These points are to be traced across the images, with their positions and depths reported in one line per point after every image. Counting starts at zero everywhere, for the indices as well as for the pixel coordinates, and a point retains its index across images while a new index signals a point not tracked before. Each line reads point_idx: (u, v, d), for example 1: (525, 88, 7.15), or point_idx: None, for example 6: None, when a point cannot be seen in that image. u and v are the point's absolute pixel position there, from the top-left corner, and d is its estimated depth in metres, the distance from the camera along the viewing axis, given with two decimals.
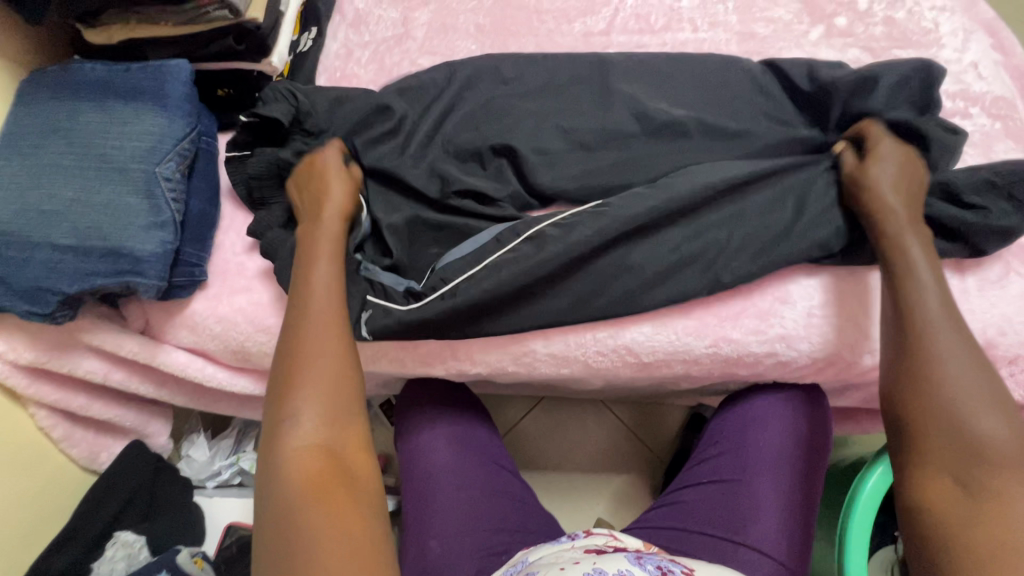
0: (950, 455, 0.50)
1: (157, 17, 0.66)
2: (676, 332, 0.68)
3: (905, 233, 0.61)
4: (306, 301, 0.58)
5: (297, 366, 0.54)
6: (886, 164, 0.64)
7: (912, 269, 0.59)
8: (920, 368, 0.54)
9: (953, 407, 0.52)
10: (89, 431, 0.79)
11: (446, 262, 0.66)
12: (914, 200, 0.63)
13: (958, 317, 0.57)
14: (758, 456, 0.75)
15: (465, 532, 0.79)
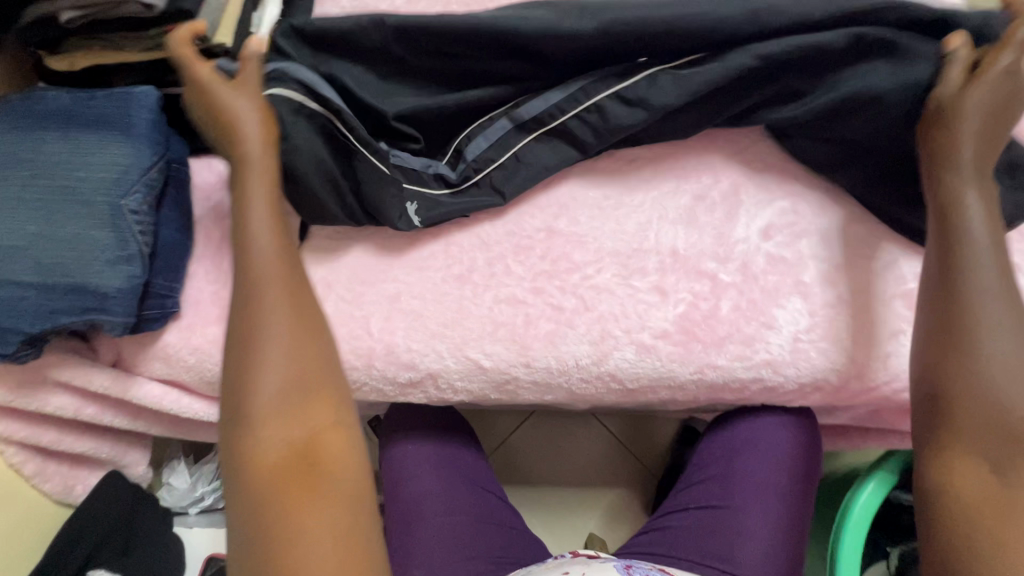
0: (984, 448, 0.48)
1: (122, 44, 0.65)
2: (661, 359, 0.66)
3: (966, 188, 0.55)
4: (256, 275, 0.54)
5: (247, 353, 0.51)
6: (982, 99, 0.56)
7: (965, 230, 0.53)
8: (970, 347, 0.50)
9: (1001, 385, 0.49)
10: (63, 464, 0.77)
11: (475, 152, 0.70)
12: (992, 148, 0.57)
13: (1011, 278, 0.52)
14: (745, 481, 0.74)
15: (450, 561, 0.77)
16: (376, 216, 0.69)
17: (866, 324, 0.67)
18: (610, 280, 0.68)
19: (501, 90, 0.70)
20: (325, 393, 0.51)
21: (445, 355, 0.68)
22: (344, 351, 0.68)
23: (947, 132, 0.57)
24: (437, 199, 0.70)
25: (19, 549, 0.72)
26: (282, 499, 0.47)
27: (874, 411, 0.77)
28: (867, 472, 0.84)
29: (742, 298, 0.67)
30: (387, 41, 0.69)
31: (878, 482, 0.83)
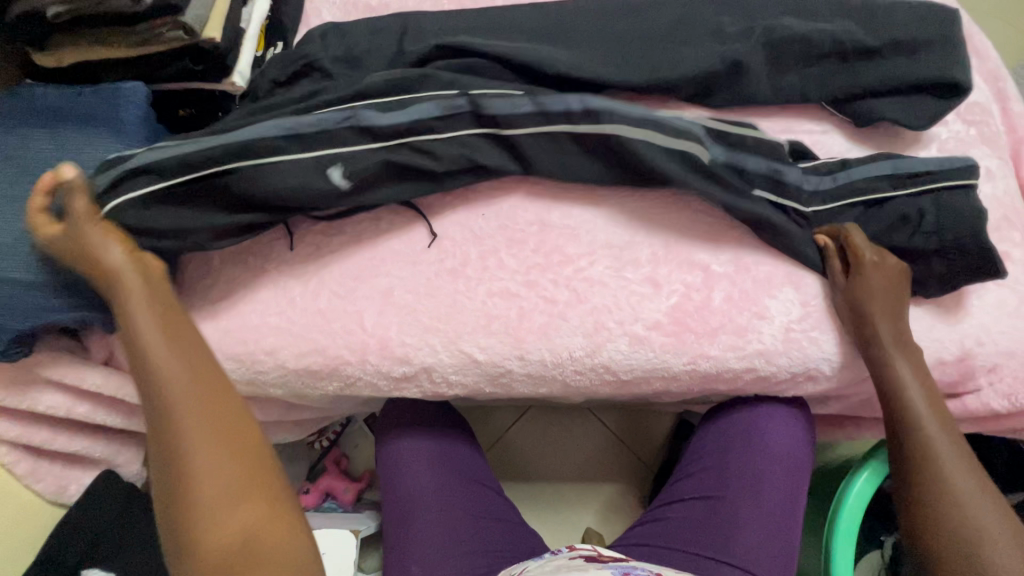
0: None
1: (109, 38, 0.64)
2: (654, 350, 0.66)
3: (896, 362, 0.63)
4: (150, 388, 0.54)
5: (170, 442, 0.52)
6: (876, 289, 0.64)
7: (908, 397, 0.63)
8: (929, 498, 0.60)
9: (966, 522, 0.58)
10: (56, 464, 0.77)
11: (405, 117, 0.66)
12: (899, 318, 0.64)
13: (950, 423, 0.63)
14: (739, 472, 0.74)
15: (446, 556, 0.77)
16: (291, 187, 0.64)
17: None
18: (603, 273, 0.68)
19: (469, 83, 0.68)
20: (253, 463, 0.54)
21: (440, 349, 0.68)
22: (338, 346, 0.68)
23: (868, 321, 0.64)
24: (352, 154, 0.65)
25: (13, 548, 0.71)
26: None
27: (867, 401, 0.77)
28: (861, 462, 0.85)
29: (735, 289, 0.67)
30: (354, 47, 0.72)
31: (872, 472, 0.84)
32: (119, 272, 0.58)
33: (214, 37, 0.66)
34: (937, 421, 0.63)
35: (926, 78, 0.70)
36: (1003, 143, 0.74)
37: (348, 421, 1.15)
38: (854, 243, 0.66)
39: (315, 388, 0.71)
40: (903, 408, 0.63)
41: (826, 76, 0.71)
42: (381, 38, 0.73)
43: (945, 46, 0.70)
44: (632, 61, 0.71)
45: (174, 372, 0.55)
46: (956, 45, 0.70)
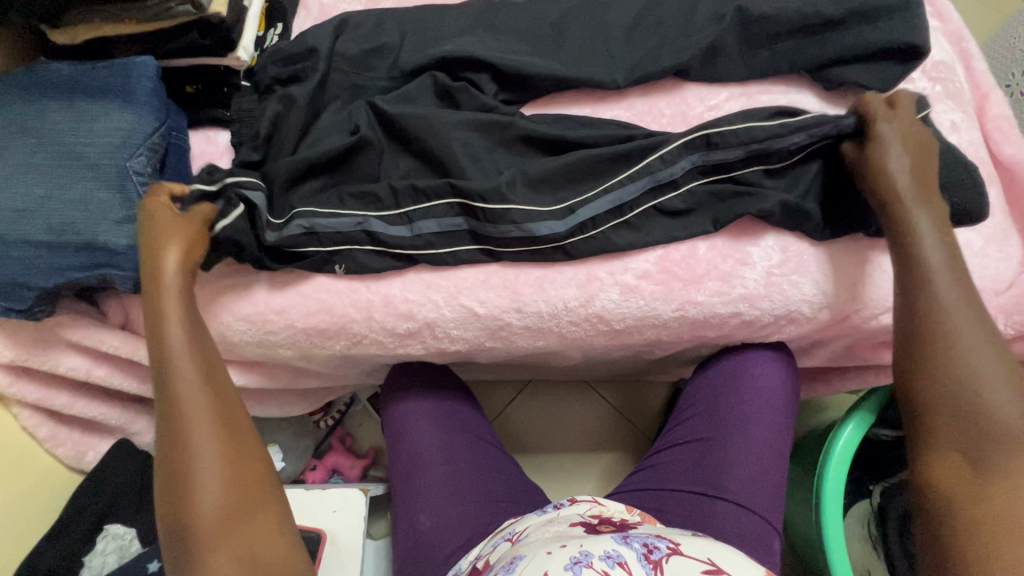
0: (956, 436, 0.55)
1: (120, 14, 0.68)
2: (644, 299, 0.70)
3: (909, 213, 0.63)
4: (173, 398, 0.55)
5: (184, 451, 0.53)
6: (891, 150, 0.64)
7: (918, 252, 0.62)
8: (941, 344, 0.58)
9: (970, 377, 0.56)
10: (75, 430, 0.80)
11: (421, 212, 0.70)
12: (918, 169, 0.64)
13: (965, 279, 0.60)
14: (729, 415, 0.78)
15: (452, 507, 0.80)
16: (299, 257, 0.70)
17: (835, 259, 0.71)
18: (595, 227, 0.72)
19: (463, 118, 0.73)
20: (257, 491, 0.54)
21: (442, 304, 0.71)
22: (344, 304, 0.71)
23: (877, 174, 0.65)
24: (359, 255, 0.70)
25: (40, 504, 0.75)
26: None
27: (848, 348, 0.82)
28: (846, 414, 0.87)
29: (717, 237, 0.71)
30: (357, 54, 0.76)
31: (856, 422, 0.86)
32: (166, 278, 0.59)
33: (221, 11, 0.71)
34: (942, 252, 0.61)
35: (886, 45, 0.73)
36: (968, 99, 0.78)
37: (353, 399, 1.18)
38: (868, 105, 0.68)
39: (322, 347, 0.75)
40: (912, 252, 0.62)
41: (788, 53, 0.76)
42: (377, 50, 0.77)
43: (901, 11, 0.73)
44: (605, 44, 0.77)
45: (196, 391, 0.55)
46: (913, 9, 0.73)
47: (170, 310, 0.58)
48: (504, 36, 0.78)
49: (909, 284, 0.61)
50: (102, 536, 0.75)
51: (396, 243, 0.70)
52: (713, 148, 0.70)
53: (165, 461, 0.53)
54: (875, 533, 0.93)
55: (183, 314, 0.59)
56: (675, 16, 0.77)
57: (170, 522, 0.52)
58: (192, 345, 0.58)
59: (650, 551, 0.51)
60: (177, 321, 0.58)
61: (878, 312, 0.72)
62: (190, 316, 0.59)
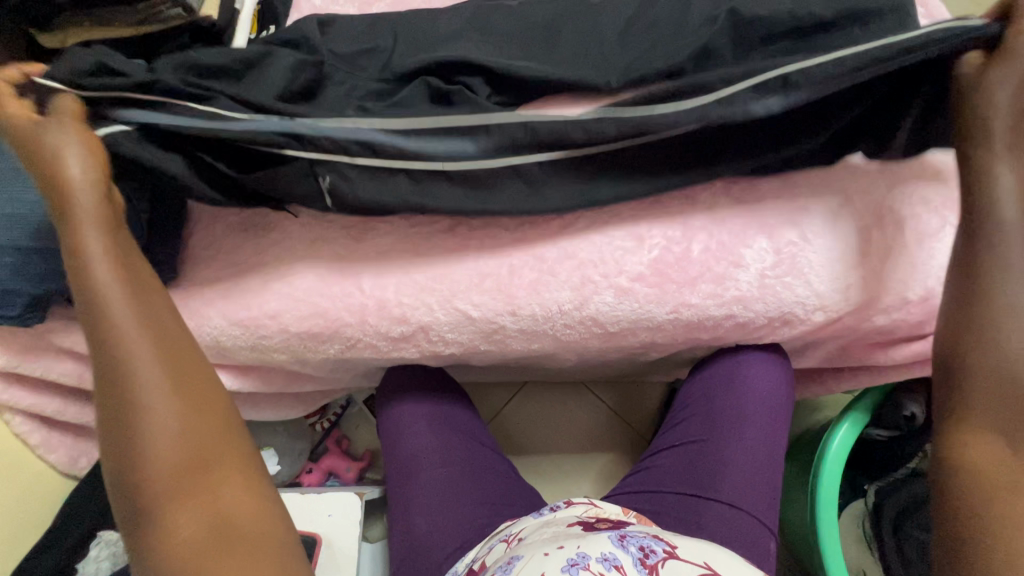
0: (1006, 414, 0.49)
1: (110, 18, 0.68)
2: (638, 302, 0.70)
3: (998, 161, 0.53)
4: (115, 351, 0.50)
5: (122, 389, 0.49)
6: (1005, 80, 0.53)
7: (1000, 203, 0.53)
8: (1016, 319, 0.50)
9: None
10: (68, 435, 0.80)
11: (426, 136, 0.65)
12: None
13: None
14: (723, 416, 0.78)
15: (448, 510, 0.80)
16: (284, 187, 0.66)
17: (830, 260, 0.71)
18: (588, 229, 0.72)
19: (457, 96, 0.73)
20: (221, 446, 0.50)
21: (436, 307, 0.71)
22: (338, 308, 0.71)
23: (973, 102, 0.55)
24: (353, 179, 0.66)
25: (34, 510, 0.75)
26: (202, 565, 0.45)
27: (842, 349, 0.82)
28: (841, 414, 0.88)
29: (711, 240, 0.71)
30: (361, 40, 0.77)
31: (851, 423, 0.87)
32: (80, 197, 0.54)
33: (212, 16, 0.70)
34: None
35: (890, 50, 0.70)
36: None
37: (350, 402, 1.18)
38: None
39: (316, 351, 0.74)
40: (997, 197, 0.53)
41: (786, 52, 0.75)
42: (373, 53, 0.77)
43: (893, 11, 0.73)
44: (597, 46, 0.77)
45: (140, 342, 0.50)
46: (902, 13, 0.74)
47: (89, 232, 0.53)
48: (497, 39, 0.78)
49: (989, 236, 0.53)
50: (94, 543, 0.73)
51: (392, 173, 0.66)
52: (788, 88, 0.61)
53: (106, 403, 0.49)
54: (870, 532, 0.93)
55: (109, 242, 0.54)
56: (667, 19, 0.77)
57: (118, 479, 0.48)
58: (125, 283, 0.52)
59: (646, 555, 0.50)
60: (98, 243, 0.53)
61: (871, 313, 0.72)
62: (112, 239, 0.54)
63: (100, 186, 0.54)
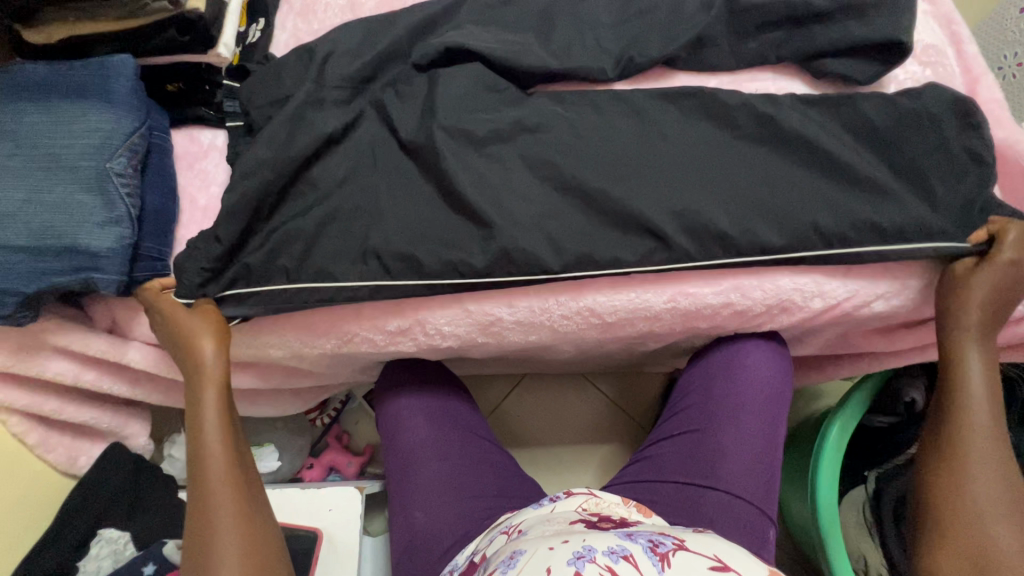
0: (963, 546, 0.59)
1: (94, 12, 0.67)
2: (635, 291, 0.70)
3: (967, 348, 0.67)
4: (206, 486, 0.60)
5: (208, 514, 0.58)
6: (977, 286, 0.66)
7: (960, 380, 0.67)
8: (956, 464, 0.63)
9: (978, 501, 0.61)
10: (66, 435, 0.80)
11: (451, 242, 0.68)
12: (993, 316, 0.67)
13: (1000, 422, 0.65)
14: (722, 405, 0.78)
15: (446, 502, 0.80)
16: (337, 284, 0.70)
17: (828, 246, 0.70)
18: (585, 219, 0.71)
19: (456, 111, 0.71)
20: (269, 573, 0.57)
21: (432, 301, 0.70)
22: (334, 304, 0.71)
23: (952, 300, 0.68)
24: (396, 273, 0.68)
25: (34, 509, 0.75)
26: None
27: (842, 336, 0.82)
28: (838, 406, 0.87)
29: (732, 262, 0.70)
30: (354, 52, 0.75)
31: (850, 414, 0.86)
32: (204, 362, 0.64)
33: (198, 8, 0.69)
34: (985, 390, 0.66)
35: (867, 75, 0.74)
36: (957, 84, 0.78)
37: (349, 397, 1.17)
38: (1011, 241, 0.66)
39: (313, 346, 0.74)
40: (955, 382, 0.67)
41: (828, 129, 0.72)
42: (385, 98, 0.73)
43: (972, 137, 0.70)
44: (592, 36, 0.76)
45: (224, 482, 0.60)
46: (985, 128, 0.70)
47: (209, 393, 0.64)
48: (492, 28, 0.77)
49: (942, 408, 0.68)
50: (97, 541, 0.74)
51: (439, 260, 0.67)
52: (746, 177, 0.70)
53: (190, 532, 0.58)
54: (870, 518, 0.92)
55: (222, 398, 0.65)
56: (662, 6, 0.76)
57: None
58: (222, 432, 0.63)
59: (655, 545, 0.50)
60: (214, 402, 0.64)
61: (871, 299, 0.72)
62: (224, 397, 0.65)
63: (223, 354, 0.65)
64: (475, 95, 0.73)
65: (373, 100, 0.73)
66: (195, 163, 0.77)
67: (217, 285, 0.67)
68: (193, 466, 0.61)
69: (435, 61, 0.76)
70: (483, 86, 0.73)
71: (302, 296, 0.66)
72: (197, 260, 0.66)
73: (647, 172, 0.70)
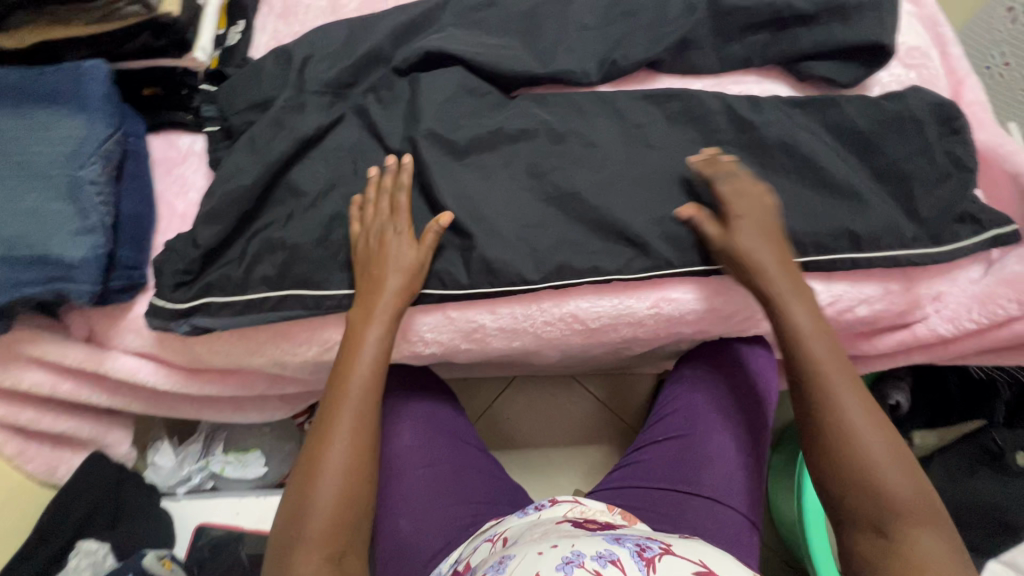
0: (863, 512, 0.53)
1: (67, 17, 0.64)
2: (618, 298, 0.69)
3: (789, 304, 0.61)
4: (348, 372, 0.60)
5: (342, 402, 0.59)
6: (751, 243, 0.63)
7: (798, 337, 0.60)
8: (833, 420, 0.56)
9: (865, 457, 0.54)
10: (45, 445, 0.79)
11: (432, 248, 0.67)
12: (784, 265, 0.63)
13: (844, 360, 0.59)
14: (706, 411, 0.77)
15: (432, 508, 0.79)
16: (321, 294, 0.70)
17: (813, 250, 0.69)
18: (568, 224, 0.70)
19: (436, 117, 0.70)
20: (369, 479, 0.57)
21: (414, 308, 0.69)
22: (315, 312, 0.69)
23: (740, 261, 0.63)
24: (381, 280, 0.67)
25: (13, 521, 0.75)
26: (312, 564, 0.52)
27: None
28: None
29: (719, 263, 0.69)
30: (333, 55, 0.74)
31: None
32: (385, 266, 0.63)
33: (173, 11, 0.67)
34: (819, 332, 0.60)
35: (849, 77, 0.74)
36: (942, 85, 0.78)
37: None
38: (717, 193, 0.66)
39: (292, 354, 0.71)
40: (794, 341, 0.60)
41: (814, 133, 0.71)
42: (368, 103, 0.72)
43: (955, 142, 0.71)
44: (576, 37, 0.75)
45: (352, 416, 0.58)
46: (966, 133, 0.71)
47: (373, 329, 0.62)
48: (475, 30, 0.76)
49: (793, 364, 0.60)
50: (75, 553, 0.73)
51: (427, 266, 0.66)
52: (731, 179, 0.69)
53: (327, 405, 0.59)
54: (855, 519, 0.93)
55: (393, 309, 0.63)
56: (646, 7, 0.75)
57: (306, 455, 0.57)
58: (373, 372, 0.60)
59: (642, 550, 0.50)
60: (384, 311, 0.62)
61: (857, 304, 0.71)
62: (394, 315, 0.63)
63: (405, 275, 0.64)
64: (458, 100, 0.72)
65: (356, 105, 0.72)
66: (173, 169, 0.76)
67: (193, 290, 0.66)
68: (348, 350, 0.61)
69: (416, 66, 0.74)
70: (464, 89, 0.72)
71: (293, 305, 0.67)
72: (174, 265, 0.66)
73: (627, 177, 0.69)
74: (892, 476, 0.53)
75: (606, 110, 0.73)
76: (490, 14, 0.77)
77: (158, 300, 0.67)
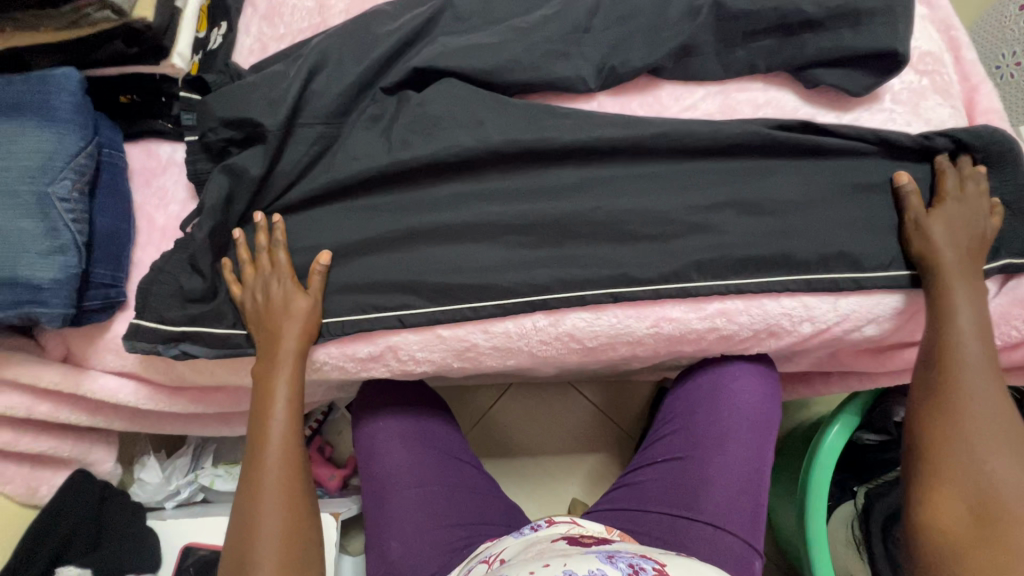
0: (963, 489, 0.58)
1: (32, 23, 0.61)
2: (615, 317, 0.67)
3: (952, 285, 0.64)
4: (262, 446, 0.62)
5: (263, 476, 0.60)
6: (940, 226, 0.65)
7: (950, 321, 0.64)
8: (954, 401, 0.62)
9: (972, 439, 0.60)
10: (25, 466, 0.77)
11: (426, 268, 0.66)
12: (967, 251, 0.65)
13: (989, 353, 0.63)
14: (707, 432, 0.75)
15: (423, 531, 0.77)
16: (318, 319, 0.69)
17: (819, 267, 0.67)
18: (564, 240, 0.67)
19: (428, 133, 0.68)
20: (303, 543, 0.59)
21: (404, 326, 0.66)
22: None
23: (920, 238, 0.66)
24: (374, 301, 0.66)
25: None
26: None
27: (834, 355, 0.78)
28: (832, 416, 0.85)
29: (720, 281, 0.66)
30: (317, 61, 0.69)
31: (842, 425, 0.84)
32: (285, 320, 0.63)
33: (147, 17, 0.64)
34: (971, 318, 0.64)
35: (862, 87, 0.70)
36: (955, 92, 0.74)
37: (331, 409, 1.13)
38: (942, 184, 0.68)
39: None
40: (944, 319, 0.64)
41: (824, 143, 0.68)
42: (357, 118, 0.70)
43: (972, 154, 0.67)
44: (573, 40, 0.71)
45: (276, 475, 0.61)
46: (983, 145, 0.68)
47: (281, 380, 0.63)
48: (467, 34, 0.72)
49: (931, 344, 0.65)
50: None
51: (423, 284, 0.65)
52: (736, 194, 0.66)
53: (247, 483, 0.61)
54: (858, 535, 0.89)
55: (292, 369, 0.64)
56: (647, 11, 0.72)
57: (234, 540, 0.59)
58: (288, 424, 0.63)
59: (635, 570, 0.47)
60: (285, 372, 0.63)
61: (863, 322, 0.68)
62: (297, 372, 0.64)
63: (306, 327, 0.64)
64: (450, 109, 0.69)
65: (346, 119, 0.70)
66: (152, 180, 0.73)
67: (183, 315, 0.64)
68: (257, 423, 0.63)
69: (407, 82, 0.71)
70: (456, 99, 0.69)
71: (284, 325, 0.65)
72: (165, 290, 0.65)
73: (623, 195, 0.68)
74: (1003, 463, 0.58)
75: (604, 119, 0.69)
76: (482, 18, 0.74)
77: (145, 322, 0.64)
